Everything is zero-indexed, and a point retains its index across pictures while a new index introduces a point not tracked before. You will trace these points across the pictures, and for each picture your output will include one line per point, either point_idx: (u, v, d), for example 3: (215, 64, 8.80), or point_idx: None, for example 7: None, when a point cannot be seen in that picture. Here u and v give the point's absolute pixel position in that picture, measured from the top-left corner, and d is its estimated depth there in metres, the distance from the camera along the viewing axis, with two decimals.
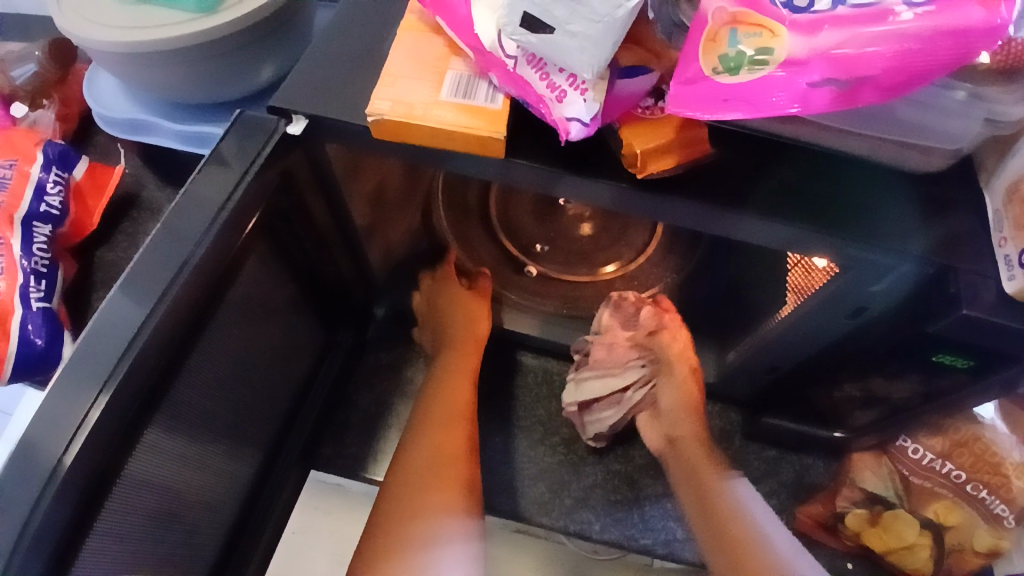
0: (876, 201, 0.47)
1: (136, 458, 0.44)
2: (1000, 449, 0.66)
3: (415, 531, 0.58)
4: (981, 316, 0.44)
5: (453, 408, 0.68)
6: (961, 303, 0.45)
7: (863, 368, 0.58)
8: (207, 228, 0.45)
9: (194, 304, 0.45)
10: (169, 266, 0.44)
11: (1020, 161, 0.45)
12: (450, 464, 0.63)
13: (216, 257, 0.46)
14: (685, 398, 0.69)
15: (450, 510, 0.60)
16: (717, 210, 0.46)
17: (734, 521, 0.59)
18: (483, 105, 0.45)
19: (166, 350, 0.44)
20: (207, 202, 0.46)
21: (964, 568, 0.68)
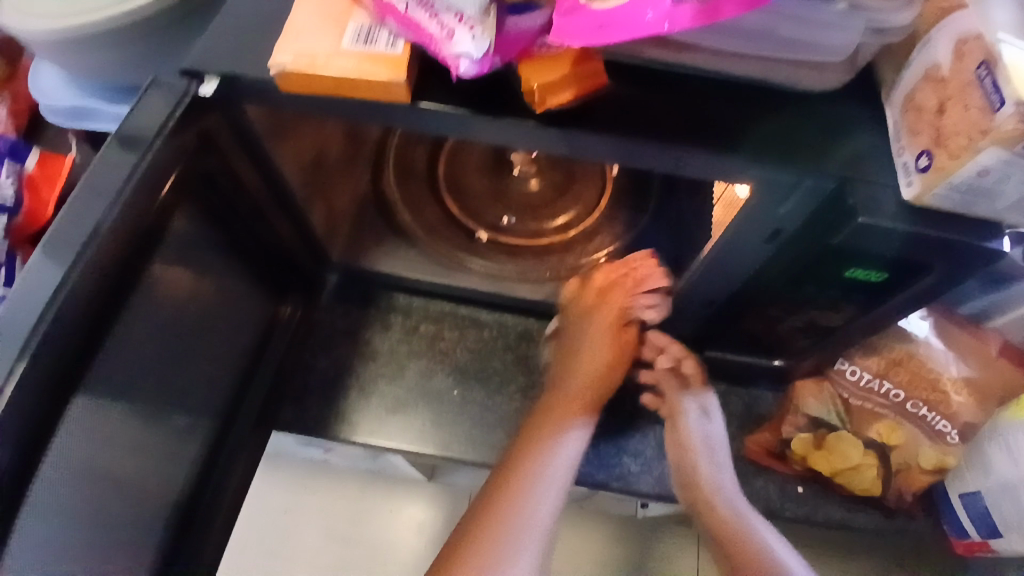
0: (780, 120, 0.48)
1: (65, 420, 0.46)
2: (931, 360, 0.69)
3: (548, 469, 0.66)
4: (877, 223, 0.46)
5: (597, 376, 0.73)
6: (857, 213, 0.46)
7: (788, 291, 0.60)
8: (120, 192, 0.46)
9: (110, 271, 0.47)
10: (79, 231, 0.45)
11: (913, 72, 0.46)
12: (578, 406, 0.72)
13: (131, 221, 0.47)
14: (692, 446, 0.71)
15: (568, 439, 0.69)
16: (615, 139, 0.48)
17: (740, 545, 0.65)
18: (384, 51, 0.46)
19: (85, 312, 0.46)
20: (122, 163, 0.47)
21: (913, 487, 0.70)
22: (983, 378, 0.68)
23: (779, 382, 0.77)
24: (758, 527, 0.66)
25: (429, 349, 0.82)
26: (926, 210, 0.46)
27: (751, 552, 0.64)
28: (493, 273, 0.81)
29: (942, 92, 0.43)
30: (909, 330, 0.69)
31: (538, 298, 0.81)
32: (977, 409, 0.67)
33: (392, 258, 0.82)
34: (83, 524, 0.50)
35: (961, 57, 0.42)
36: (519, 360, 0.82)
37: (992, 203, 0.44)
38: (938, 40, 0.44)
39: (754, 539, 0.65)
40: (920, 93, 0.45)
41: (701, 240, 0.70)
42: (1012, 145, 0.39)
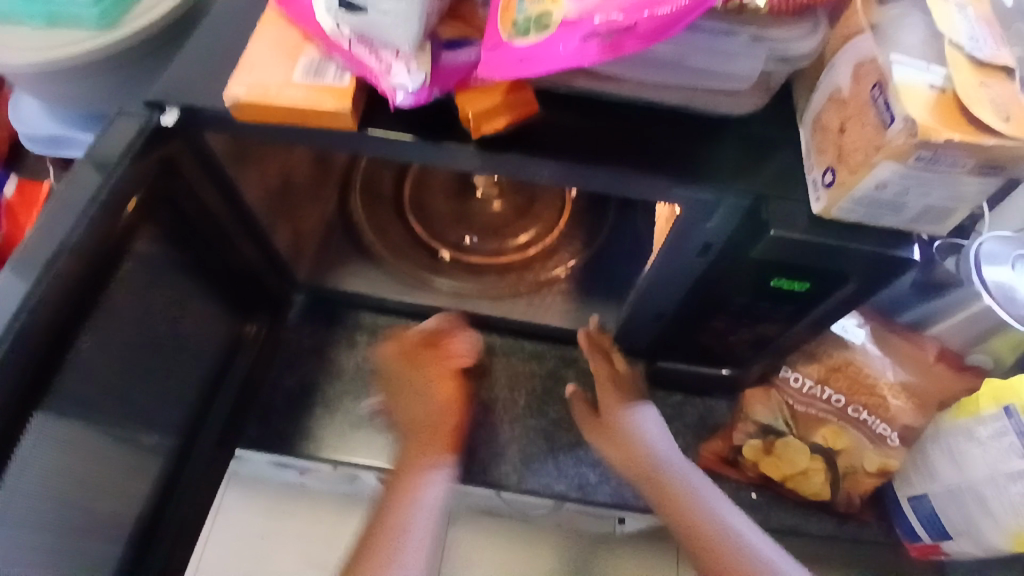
0: (702, 142, 0.52)
1: (26, 434, 0.48)
2: (867, 366, 0.72)
3: (412, 513, 0.67)
4: (791, 235, 0.50)
5: (447, 423, 0.75)
6: (770, 225, 0.50)
7: (726, 302, 0.63)
8: (82, 213, 0.50)
9: (73, 286, 0.50)
10: (45, 248, 0.48)
11: (820, 96, 0.51)
12: (438, 443, 0.73)
13: (94, 241, 0.51)
14: (631, 439, 0.71)
15: (429, 484, 0.69)
16: (547, 161, 0.51)
17: (704, 527, 0.63)
18: (331, 83, 0.50)
19: (49, 325, 0.48)
20: (85, 186, 0.51)
21: (859, 490, 0.73)
22: (922, 384, 0.71)
23: (732, 392, 0.80)
24: (717, 505, 0.65)
25: None
26: (837, 223, 0.50)
27: (714, 529, 0.62)
28: (457, 292, 0.84)
29: (842, 113, 0.48)
30: (846, 337, 0.73)
31: (496, 314, 0.83)
32: (917, 413, 0.70)
33: (358, 277, 0.85)
34: (39, 534, 0.51)
35: (859, 81, 0.46)
36: (482, 376, 0.83)
37: (896, 214, 0.48)
38: (839, 67, 0.49)
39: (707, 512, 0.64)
40: (825, 115, 0.50)
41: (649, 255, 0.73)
42: (902, 159, 0.43)
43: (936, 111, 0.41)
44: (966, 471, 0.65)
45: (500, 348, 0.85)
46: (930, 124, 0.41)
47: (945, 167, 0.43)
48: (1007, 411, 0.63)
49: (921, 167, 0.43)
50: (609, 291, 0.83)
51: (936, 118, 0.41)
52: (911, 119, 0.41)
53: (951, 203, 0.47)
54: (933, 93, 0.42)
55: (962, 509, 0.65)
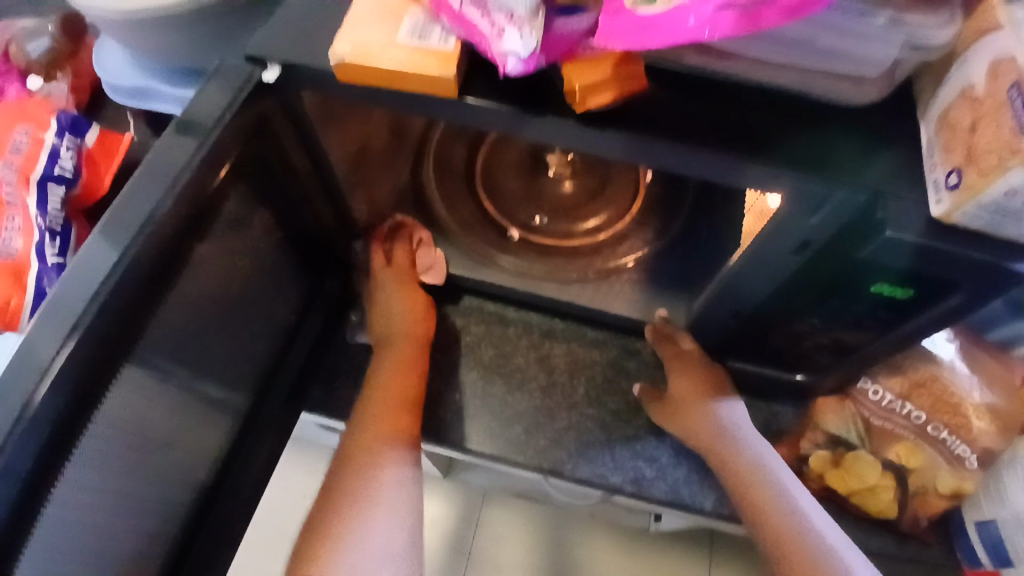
0: (817, 134, 0.50)
1: (114, 388, 0.49)
2: (954, 383, 0.68)
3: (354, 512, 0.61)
4: (908, 238, 0.47)
5: (406, 386, 0.73)
6: (886, 227, 0.47)
7: (814, 305, 0.61)
8: (171, 186, 0.50)
9: (160, 252, 0.50)
10: (138, 211, 0.49)
11: (949, 91, 0.47)
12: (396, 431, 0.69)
13: (183, 209, 0.51)
14: (705, 427, 0.72)
15: (387, 482, 0.64)
16: (650, 142, 0.49)
17: (781, 520, 0.61)
18: (436, 47, 0.49)
19: (140, 282, 0.49)
20: (174, 159, 0.50)
21: (928, 511, 0.70)
22: (1007, 407, 0.67)
23: (800, 398, 0.77)
24: (797, 498, 0.63)
25: (454, 341, 0.84)
26: (956, 229, 0.47)
27: (789, 522, 0.60)
28: (524, 272, 0.82)
29: (975, 111, 0.44)
30: (936, 352, 0.70)
31: (563, 298, 0.80)
32: (998, 437, 0.66)
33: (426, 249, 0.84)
34: (117, 475, 0.52)
35: (995, 79, 0.43)
36: (542, 358, 0.83)
37: (1021, 224, 0.45)
38: (974, 61, 0.45)
39: (786, 504, 0.62)
40: (955, 112, 0.46)
41: (728, 249, 0.71)
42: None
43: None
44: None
45: (562, 334, 0.85)
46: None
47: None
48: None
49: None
50: (680, 286, 0.80)
51: None
52: None
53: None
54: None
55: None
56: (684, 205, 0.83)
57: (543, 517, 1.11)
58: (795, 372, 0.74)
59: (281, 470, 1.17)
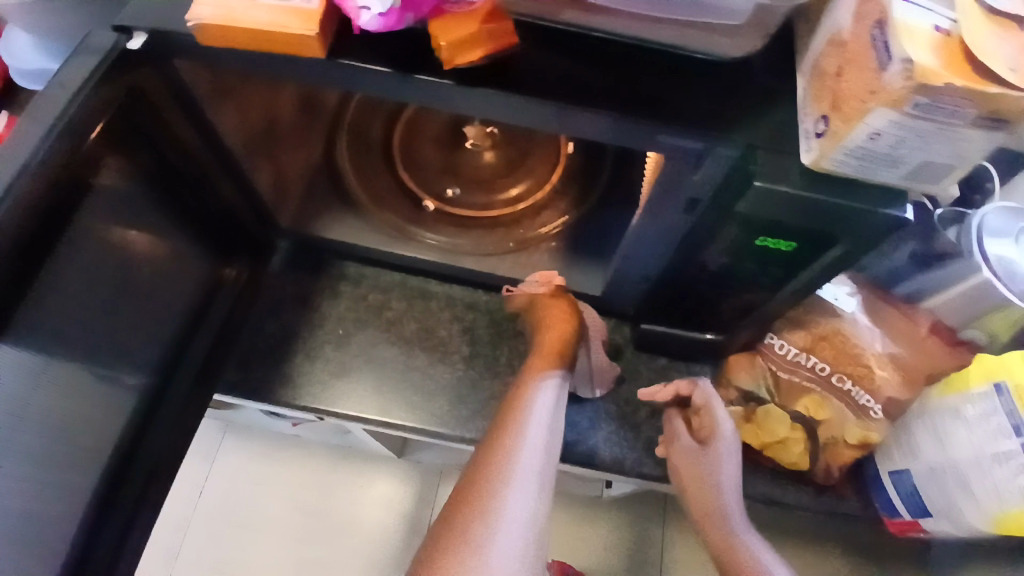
0: (692, 87, 0.49)
1: None
2: (854, 334, 0.69)
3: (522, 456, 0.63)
4: (777, 188, 0.47)
5: (552, 346, 0.74)
6: (754, 177, 0.47)
7: (702, 267, 0.62)
8: (42, 139, 0.48)
9: (37, 211, 0.49)
10: (5, 169, 0.47)
11: (820, 38, 0.47)
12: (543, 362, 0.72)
13: (59, 169, 0.49)
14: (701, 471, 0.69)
15: (536, 410, 0.67)
16: (525, 99, 0.48)
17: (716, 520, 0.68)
18: (298, 4, 0.47)
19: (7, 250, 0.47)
20: (38, 119, 0.49)
21: (839, 462, 0.71)
22: (909, 357, 0.68)
23: (716, 358, 0.78)
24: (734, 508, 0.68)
25: (377, 318, 0.83)
26: (826, 177, 0.47)
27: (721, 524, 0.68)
28: (444, 247, 0.81)
29: (841, 56, 0.44)
30: (836, 306, 0.70)
31: (480, 270, 0.81)
32: (900, 387, 0.67)
33: (341, 226, 0.82)
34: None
35: (859, 21, 0.43)
36: (465, 330, 0.83)
37: (891, 168, 0.45)
38: (840, 7, 0.45)
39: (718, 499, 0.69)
40: (824, 60, 0.46)
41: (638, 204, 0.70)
42: (901, 107, 0.39)
43: (942, 55, 0.38)
44: (951, 452, 0.62)
45: (484, 306, 0.84)
46: (935, 69, 0.37)
47: (945, 116, 0.39)
48: (996, 389, 0.59)
49: (921, 114, 0.39)
50: (597, 251, 0.81)
51: (941, 62, 0.37)
52: (909, 62, 0.37)
53: (955, 154, 0.43)
54: (932, 35, 0.38)
55: (946, 489, 0.64)
56: (603, 173, 0.80)
57: None
58: (705, 331, 0.74)
59: (228, 453, 1.18)
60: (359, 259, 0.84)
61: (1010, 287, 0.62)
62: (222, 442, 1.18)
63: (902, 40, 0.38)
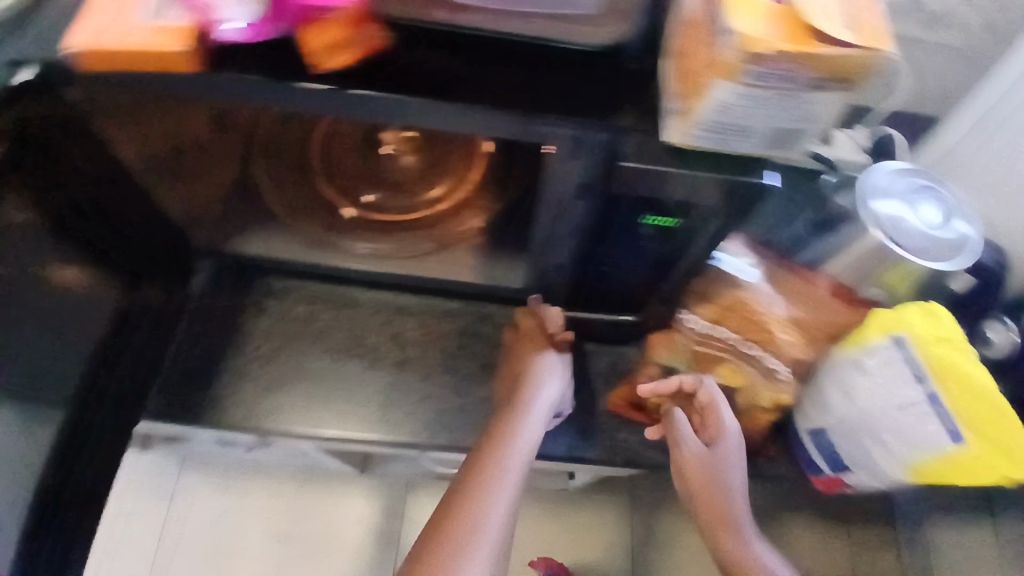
0: (563, 75, 0.51)
1: None
2: (758, 302, 0.69)
3: (512, 457, 0.66)
4: (632, 164, 0.51)
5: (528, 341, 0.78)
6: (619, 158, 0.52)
7: (603, 250, 0.65)
8: None
9: None
10: None
11: (680, 19, 0.49)
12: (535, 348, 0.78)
13: None
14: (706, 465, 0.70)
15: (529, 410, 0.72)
16: (401, 98, 0.50)
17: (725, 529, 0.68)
18: (169, 23, 0.48)
19: None
20: None
21: (758, 424, 0.74)
22: (808, 316, 0.68)
23: (638, 336, 0.80)
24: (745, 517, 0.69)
25: (303, 329, 0.84)
26: (690, 151, 0.50)
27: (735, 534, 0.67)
28: (376, 256, 0.82)
29: (693, 34, 0.46)
30: (738, 276, 0.70)
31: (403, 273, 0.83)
32: (804, 347, 0.69)
33: (269, 241, 0.83)
34: None
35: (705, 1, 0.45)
36: (394, 335, 0.84)
37: (744, 141, 0.47)
38: None
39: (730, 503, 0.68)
40: (682, 40, 0.48)
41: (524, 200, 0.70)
42: (738, 79, 0.42)
43: (773, 24, 0.41)
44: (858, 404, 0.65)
45: (415, 308, 0.86)
46: (761, 36, 0.40)
47: (783, 83, 0.42)
48: (895, 342, 0.61)
49: (759, 83, 0.42)
50: None
51: (773, 32, 0.40)
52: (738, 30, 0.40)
53: (808, 119, 0.45)
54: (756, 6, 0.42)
55: (856, 441, 0.67)
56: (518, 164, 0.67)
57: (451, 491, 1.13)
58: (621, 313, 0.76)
59: (189, 487, 1.11)
60: (285, 273, 0.85)
61: (903, 237, 0.63)
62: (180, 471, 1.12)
63: (729, 14, 0.41)
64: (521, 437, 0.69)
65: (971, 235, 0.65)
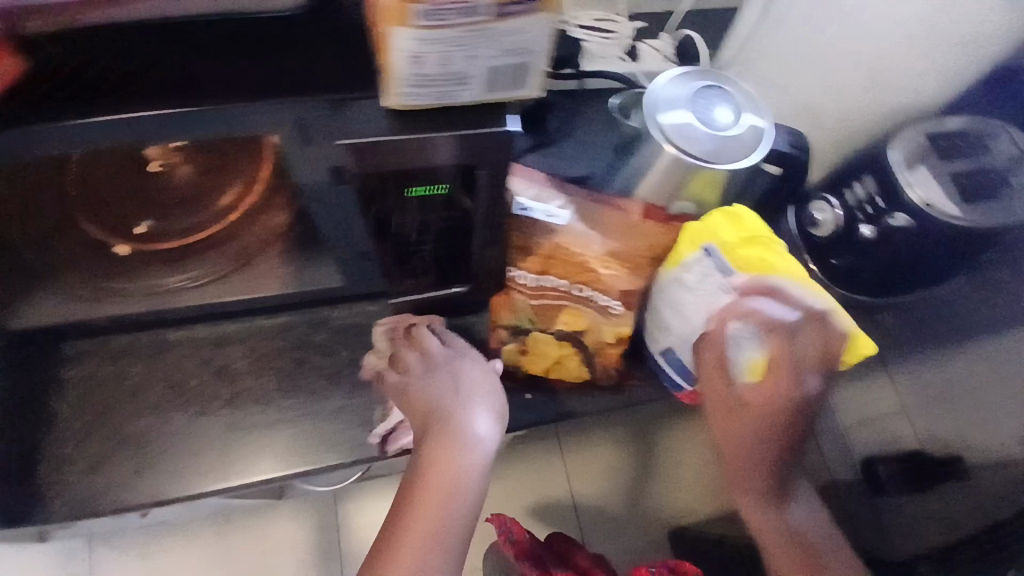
0: (251, 51, 0.43)
1: None
2: (576, 245, 0.68)
3: (459, 474, 0.58)
4: (358, 143, 0.46)
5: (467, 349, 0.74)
6: (335, 137, 0.46)
7: (389, 232, 0.59)
8: None
9: None
10: None
11: None
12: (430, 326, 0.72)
13: None
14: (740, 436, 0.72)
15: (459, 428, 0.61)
16: (58, 120, 0.41)
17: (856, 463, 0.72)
18: None
19: None
20: None
21: (610, 360, 0.74)
22: (626, 246, 0.67)
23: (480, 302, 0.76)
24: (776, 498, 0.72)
25: (114, 390, 0.77)
26: (414, 115, 0.45)
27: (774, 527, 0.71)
28: (192, 285, 0.75)
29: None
30: (550, 221, 0.67)
31: (209, 302, 0.75)
32: (628, 277, 0.68)
33: (52, 309, 0.71)
34: None
35: None
36: (220, 370, 0.77)
37: (466, 88, 0.40)
38: None
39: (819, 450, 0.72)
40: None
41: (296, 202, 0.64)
42: (410, 22, 0.34)
43: None
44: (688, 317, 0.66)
45: (237, 335, 0.78)
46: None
47: (464, 16, 0.35)
48: (705, 251, 0.64)
49: (436, 23, 0.35)
50: None
51: None
52: None
53: (522, 49, 0.38)
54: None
55: (700, 355, 0.67)
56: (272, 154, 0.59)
57: (366, 492, 1.10)
58: (452, 288, 0.69)
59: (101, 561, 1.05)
60: (81, 334, 0.76)
61: (690, 146, 0.61)
62: (88, 557, 1.05)
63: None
64: (467, 468, 0.58)
65: (765, 127, 0.63)
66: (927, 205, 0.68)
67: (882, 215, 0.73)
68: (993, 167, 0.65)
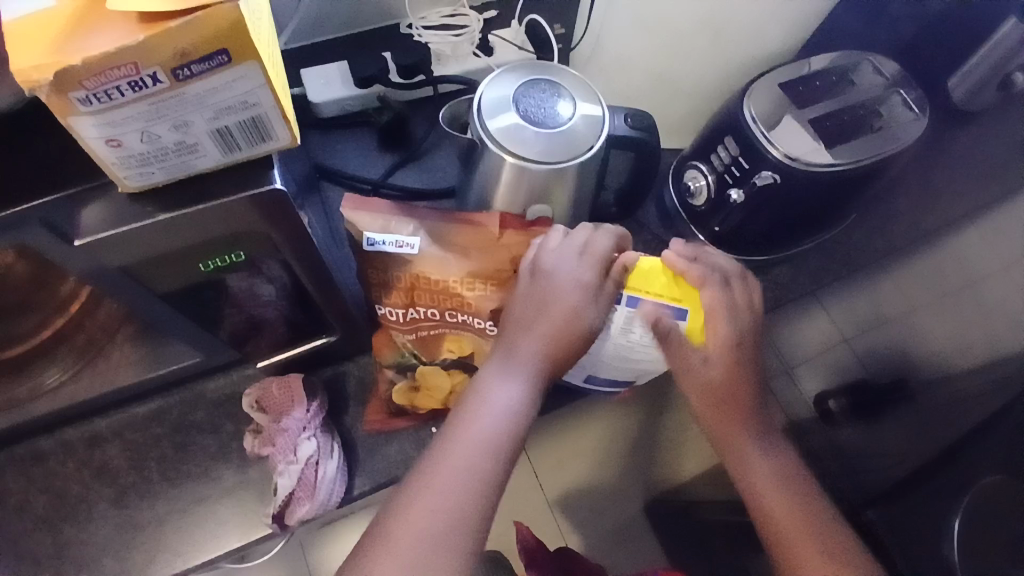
0: None
1: None
2: (434, 270, 0.63)
3: (504, 411, 0.53)
4: (101, 235, 0.40)
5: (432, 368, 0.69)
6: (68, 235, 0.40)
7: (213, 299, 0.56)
8: None
9: None
10: None
11: None
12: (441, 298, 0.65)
13: None
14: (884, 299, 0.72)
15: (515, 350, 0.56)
16: None
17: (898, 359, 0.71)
18: None
19: None
20: None
21: None
22: (487, 262, 0.64)
23: (357, 343, 0.72)
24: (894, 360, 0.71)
25: None
26: (166, 190, 0.41)
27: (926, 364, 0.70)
28: (44, 392, 0.68)
29: None
30: (400, 250, 0.62)
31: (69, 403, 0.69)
32: (495, 292, 0.65)
33: None
34: None
35: None
36: (99, 469, 0.71)
37: (200, 155, 0.37)
38: None
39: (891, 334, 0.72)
40: None
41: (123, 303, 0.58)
42: (77, 112, 0.31)
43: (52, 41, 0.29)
44: None
45: (111, 430, 0.72)
46: (44, 60, 0.29)
47: (135, 90, 0.31)
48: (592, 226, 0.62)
49: (109, 105, 0.31)
50: None
51: (59, 50, 0.29)
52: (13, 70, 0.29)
53: (240, 105, 0.34)
54: (46, 11, 0.30)
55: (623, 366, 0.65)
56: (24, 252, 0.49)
57: None
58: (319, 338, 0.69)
59: None
60: None
61: (525, 150, 0.57)
62: None
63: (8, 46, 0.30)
64: (511, 404, 0.53)
65: (601, 114, 0.60)
66: (789, 159, 0.66)
67: (749, 176, 0.70)
68: (871, 98, 0.70)
